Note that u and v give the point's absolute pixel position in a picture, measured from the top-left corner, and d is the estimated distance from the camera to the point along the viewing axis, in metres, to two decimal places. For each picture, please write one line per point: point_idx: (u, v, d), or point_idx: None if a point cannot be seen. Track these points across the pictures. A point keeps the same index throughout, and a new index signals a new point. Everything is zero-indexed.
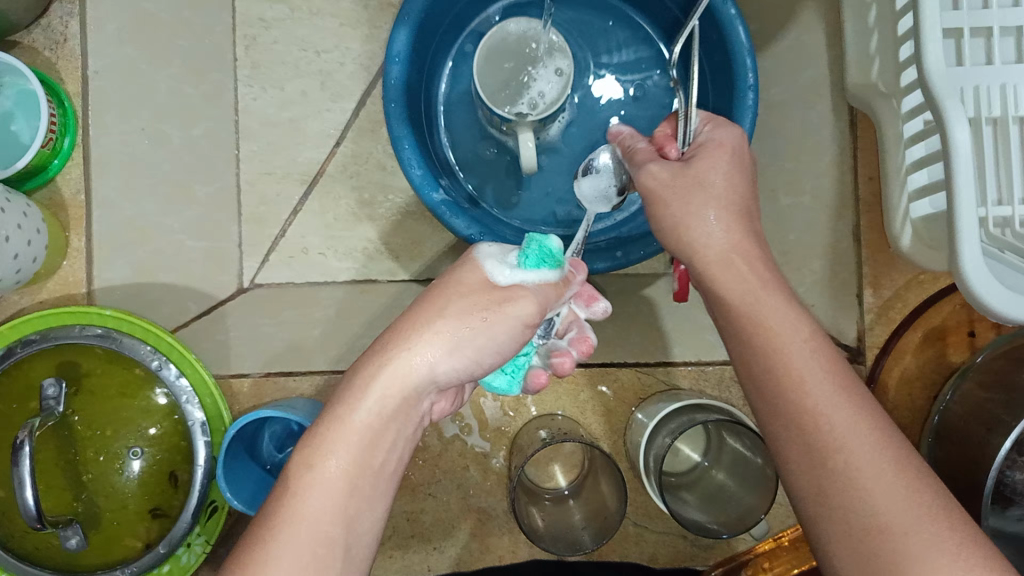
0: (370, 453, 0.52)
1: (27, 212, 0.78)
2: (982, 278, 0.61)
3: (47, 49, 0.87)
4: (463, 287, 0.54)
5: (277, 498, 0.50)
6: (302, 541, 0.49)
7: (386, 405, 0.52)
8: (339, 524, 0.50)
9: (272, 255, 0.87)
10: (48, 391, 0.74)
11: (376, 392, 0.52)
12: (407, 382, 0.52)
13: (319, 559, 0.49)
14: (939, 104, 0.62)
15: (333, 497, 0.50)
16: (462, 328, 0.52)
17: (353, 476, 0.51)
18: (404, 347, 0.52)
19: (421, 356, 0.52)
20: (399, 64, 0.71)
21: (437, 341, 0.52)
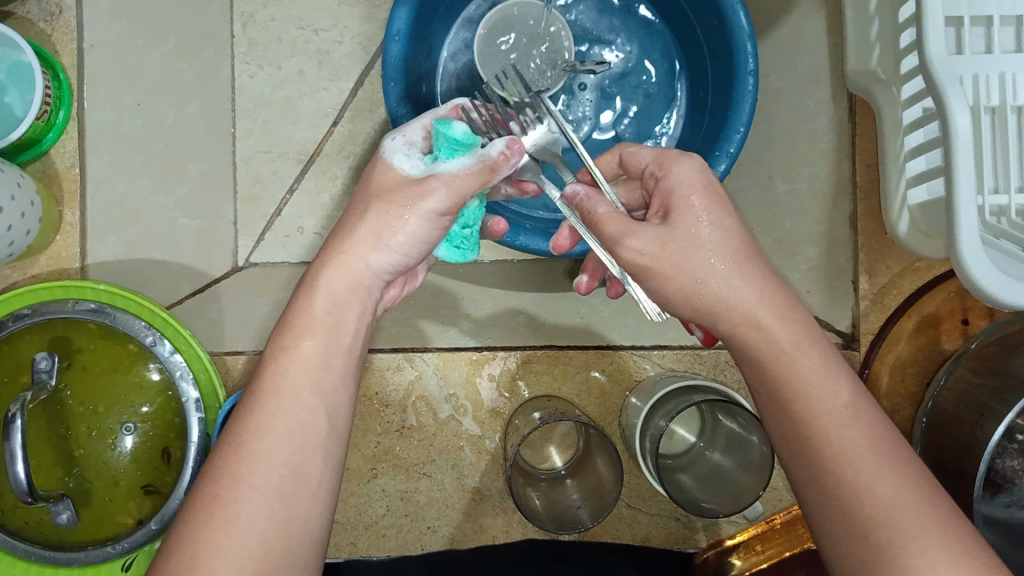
0: (335, 337, 0.53)
1: (21, 183, 0.77)
2: (979, 263, 0.61)
3: (41, 21, 0.86)
4: (379, 190, 0.56)
5: (250, 396, 0.51)
6: (282, 419, 0.49)
7: (340, 296, 0.54)
8: (316, 398, 0.51)
9: (268, 234, 0.87)
10: (41, 364, 0.72)
11: (325, 284, 0.54)
12: (352, 278, 0.54)
13: (301, 427, 0.49)
14: (940, 90, 0.63)
15: (307, 374, 0.51)
16: (384, 228, 0.54)
17: (325, 356, 0.52)
18: (338, 248, 0.54)
19: (361, 247, 0.54)
20: (399, 42, 0.71)
21: (368, 240, 0.54)
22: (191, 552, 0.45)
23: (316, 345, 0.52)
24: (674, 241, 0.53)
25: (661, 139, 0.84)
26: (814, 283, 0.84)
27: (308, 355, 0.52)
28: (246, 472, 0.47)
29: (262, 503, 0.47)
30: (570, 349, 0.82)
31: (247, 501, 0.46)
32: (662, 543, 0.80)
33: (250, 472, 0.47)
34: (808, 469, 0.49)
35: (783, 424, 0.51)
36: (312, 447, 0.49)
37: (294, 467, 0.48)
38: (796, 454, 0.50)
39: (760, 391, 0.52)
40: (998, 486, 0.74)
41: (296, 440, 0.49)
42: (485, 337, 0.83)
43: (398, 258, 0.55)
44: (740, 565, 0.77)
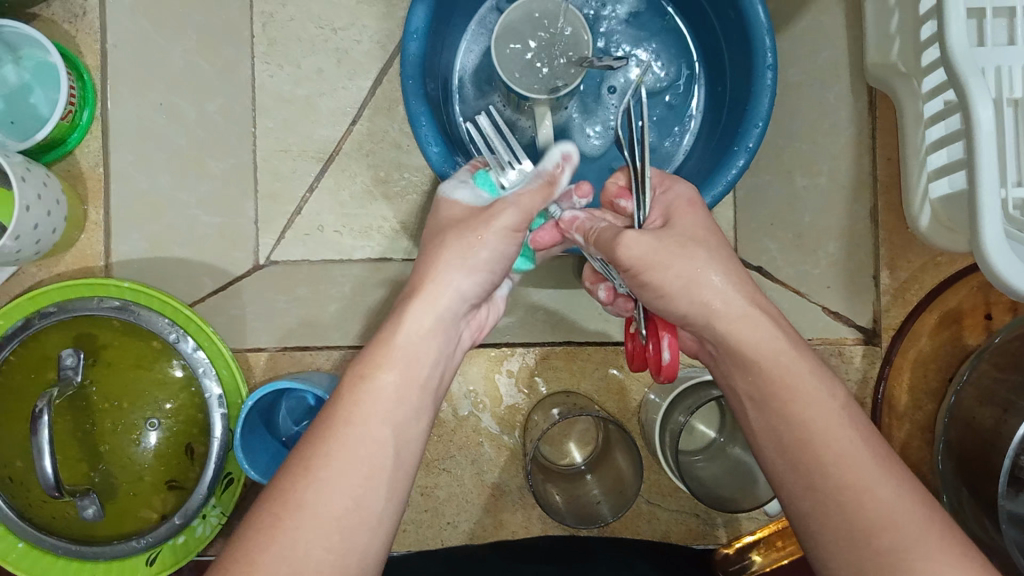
0: (414, 371, 0.55)
1: (47, 182, 0.78)
2: (1002, 256, 0.61)
3: (65, 22, 0.87)
4: (457, 233, 0.60)
5: (329, 421, 0.51)
6: (361, 451, 0.50)
7: (428, 331, 0.56)
8: (391, 426, 0.52)
9: (288, 232, 0.88)
10: (66, 361, 0.75)
11: (410, 320, 0.56)
12: (438, 309, 0.57)
13: (375, 462, 0.50)
14: (962, 82, 0.62)
15: (388, 407, 0.52)
16: (467, 251, 0.59)
17: (405, 390, 0.53)
18: (428, 279, 0.58)
19: (451, 279, 0.58)
20: (418, 40, 0.71)
21: (456, 268, 0.58)
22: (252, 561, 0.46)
23: (397, 378, 0.54)
24: (671, 236, 0.55)
25: (679, 135, 0.84)
26: (835, 278, 0.84)
27: (388, 392, 0.53)
28: (320, 493, 0.48)
29: (330, 524, 0.47)
30: (587, 345, 0.82)
31: (316, 522, 0.47)
32: (682, 540, 0.80)
33: (329, 493, 0.48)
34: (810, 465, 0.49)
35: (768, 428, 0.52)
36: (380, 479, 0.50)
37: (360, 494, 0.49)
38: (790, 455, 0.50)
39: (749, 397, 0.53)
40: None
41: (373, 472, 0.50)
42: (503, 334, 0.82)
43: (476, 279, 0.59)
44: (759, 561, 0.77)
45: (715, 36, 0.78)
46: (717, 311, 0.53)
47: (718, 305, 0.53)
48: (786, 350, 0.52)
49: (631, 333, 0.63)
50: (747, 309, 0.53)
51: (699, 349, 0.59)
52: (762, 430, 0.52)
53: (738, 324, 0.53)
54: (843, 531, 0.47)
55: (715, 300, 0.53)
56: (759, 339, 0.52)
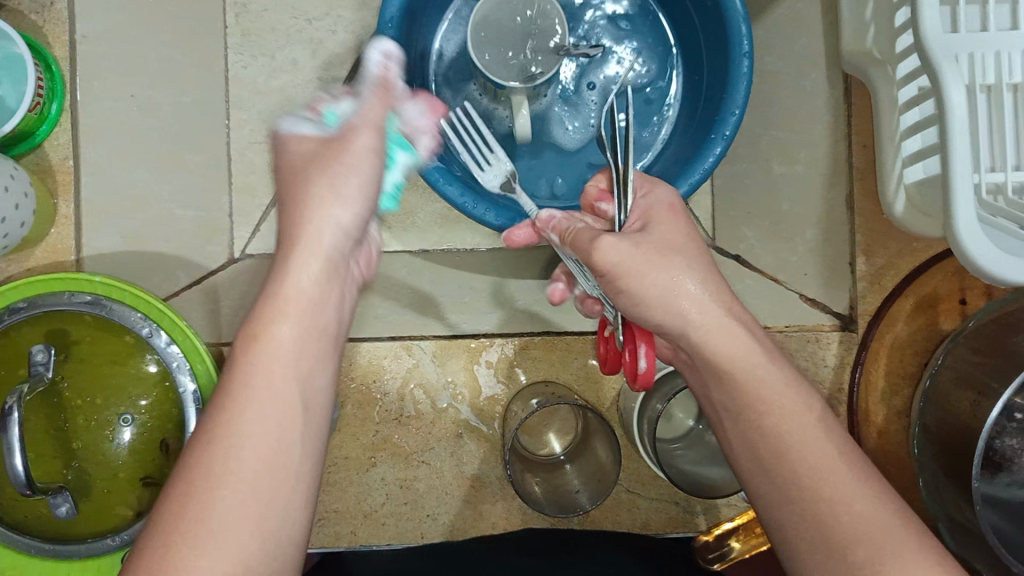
0: (315, 314, 0.51)
1: (15, 175, 0.77)
2: (975, 240, 0.61)
3: (33, 12, 0.85)
4: (308, 160, 0.54)
5: (227, 390, 0.48)
6: (264, 404, 0.48)
7: (315, 269, 0.52)
8: (295, 377, 0.49)
9: (263, 226, 0.87)
10: (37, 357, 0.73)
11: (297, 266, 0.52)
12: (323, 246, 0.52)
13: (285, 415, 0.48)
14: (936, 67, 0.62)
15: (286, 359, 0.49)
16: (338, 182, 0.53)
17: (304, 336, 0.50)
18: (301, 217, 0.53)
19: (331, 212, 0.53)
20: (393, 29, 0.70)
21: (338, 200, 0.53)
22: (168, 542, 0.43)
23: (294, 328, 0.50)
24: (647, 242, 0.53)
25: (657, 125, 0.84)
26: (812, 266, 0.84)
27: (287, 338, 0.50)
28: (236, 448, 0.46)
29: (244, 492, 0.45)
30: (567, 335, 0.82)
31: (235, 479, 0.45)
32: (662, 528, 0.80)
33: (242, 446, 0.46)
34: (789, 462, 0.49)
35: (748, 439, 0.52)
36: (295, 432, 0.48)
37: (274, 455, 0.47)
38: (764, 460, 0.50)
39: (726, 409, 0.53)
40: (997, 466, 0.74)
41: (287, 423, 0.48)
42: (480, 325, 0.82)
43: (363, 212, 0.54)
44: (738, 547, 0.78)
45: (693, 24, 0.78)
46: (704, 318, 0.52)
47: (697, 316, 0.52)
48: (747, 346, 0.52)
49: (608, 335, 0.62)
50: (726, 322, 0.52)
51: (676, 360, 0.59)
52: (738, 434, 0.52)
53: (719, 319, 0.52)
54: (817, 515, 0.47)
55: (701, 311, 0.52)
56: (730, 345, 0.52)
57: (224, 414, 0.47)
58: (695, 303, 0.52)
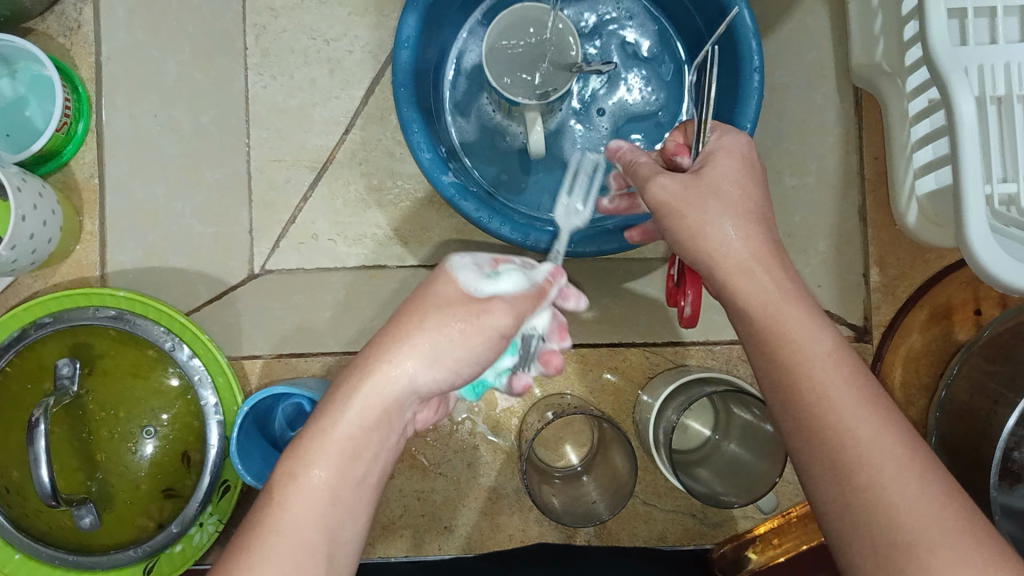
0: (354, 462, 0.49)
1: (42, 193, 0.79)
2: (988, 248, 0.61)
3: (60, 35, 0.88)
4: (440, 300, 0.51)
5: (254, 525, 0.48)
6: (286, 554, 0.47)
7: (369, 415, 0.50)
8: (321, 528, 0.48)
9: (283, 241, 0.88)
10: (63, 369, 0.75)
11: (349, 411, 0.49)
12: (387, 397, 0.49)
13: (303, 566, 0.47)
14: (945, 79, 0.63)
15: (317, 508, 0.48)
16: (441, 342, 0.49)
17: (336, 487, 0.49)
18: (380, 356, 0.50)
19: (402, 362, 0.49)
20: (409, 49, 0.72)
21: (414, 353, 0.49)
22: None
23: (331, 474, 0.49)
24: (694, 194, 0.55)
25: None
26: (826, 277, 0.85)
27: (323, 485, 0.48)
28: None
29: None
30: (582, 347, 0.83)
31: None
32: (679, 539, 0.81)
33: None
34: (803, 431, 0.49)
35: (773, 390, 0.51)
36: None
37: None
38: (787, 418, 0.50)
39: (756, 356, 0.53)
40: (1015, 476, 0.73)
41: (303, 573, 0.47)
42: None
43: (445, 377, 0.50)
44: (755, 559, 0.76)
45: (704, 38, 0.79)
46: (741, 295, 0.53)
47: (749, 287, 0.53)
48: (777, 306, 0.51)
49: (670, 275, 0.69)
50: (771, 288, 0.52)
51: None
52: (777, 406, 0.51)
53: (752, 301, 0.52)
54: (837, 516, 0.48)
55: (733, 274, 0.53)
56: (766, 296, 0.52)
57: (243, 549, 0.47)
58: (731, 259, 0.53)
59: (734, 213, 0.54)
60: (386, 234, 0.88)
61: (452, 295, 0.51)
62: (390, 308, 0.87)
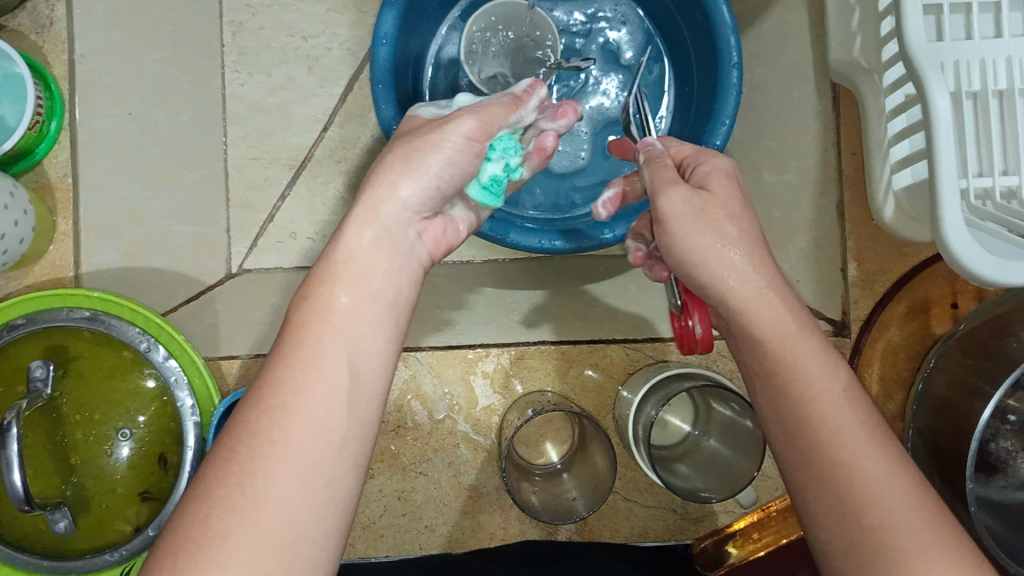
0: (368, 281, 0.50)
1: (14, 193, 0.77)
2: (963, 242, 0.62)
3: (33, 33, 0.87)
4: (406, 133, 0.55)
5: (280, 347, 0.48)
6: (316, 370, 0.46)
7: (370, 235, 0.52)
8: (346, 340, 0.48)
9: (261, 240, 0.87)
10: (36, 373, 0.73)
11: (352, 236, 0.51)
12: (382, 216, 0.52)
13: (333, 414, 0.46)
14: (920, 74, 0.63)
15: (338, 322, 0.48)
16: (415, 153, 0.53)
17: (356, 303, 0.49)
18: (369, 187, 0.53)
19: (392, 184, 0.52)
20: (388, 44, 0.71)
21: (399, 173, 0.53)
22: (208, 505, 0.42)
23: (349, 294, 0.49)
24: (710, 209, 0.53)
25: None
26: (805, 272, 0.85)
27: (339, 334, 0.48)
28: (290, 401, 0.45)
29: (287, 452, 0.43)
30: (563, 344, 0.83)
31: (280, 462, 0.43)
32: (660, 536, 0.80)
33: (293, 438, 0.44)
34: (802, 462, 0.48)
35: (775, 416, 0.50)
36: (340, 440, 0.45)
37: (319, 418, 0.45)
38: (788, 445, 0.49)
39: (760, 377, 0.51)
40: (993, 468, 0.74)
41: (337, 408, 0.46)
42: (478, 335, 0.83)
43: (429, 190, 0.53)
44: (736, 553, 0.78)
45: (683, 36, 0.79)
46: (729, 298, 0.52)
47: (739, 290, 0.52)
48: (756, 305, 0.51)
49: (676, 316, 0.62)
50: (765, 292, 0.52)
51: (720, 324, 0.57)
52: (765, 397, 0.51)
53: (740, 300, 0.52)
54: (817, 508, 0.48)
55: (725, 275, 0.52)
56: (771, 318, 0.51)
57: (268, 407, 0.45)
58: (715, 259, 0.53)
59: (711, 207, 0.54)
60: None
61: (413, 133, 0.55)
62: None
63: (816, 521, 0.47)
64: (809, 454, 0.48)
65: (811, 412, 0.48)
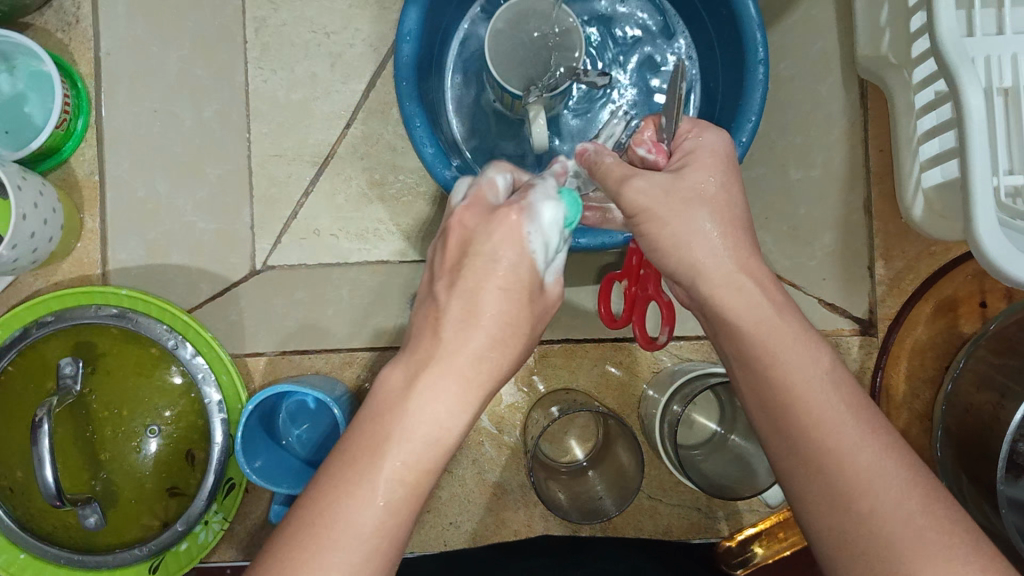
0: (430, 457, 0.45)
1: (43, 191, 0.78)
2: (997, 243, 0.61)
3: (59, 30, 0.87)
4: (474, 252, 0.48)
5: (317, 511, 0.43)
6: (357, 544, 0.42)
7: (449, 412, 0.46)
8: (393, 524, 0.44)
9: (285, 237, 0.88)
10: (66, 369, 0.75)
11: (438, 396, 0.45)
12: (463, 395, 0.46)
13: (379, 558, 0.43)
14: (953, 71, 0.62)
15: (393, 498, 0.44)
16: (508, 310, 0.47)
17: (414, 480, 0.44)
18: (456, 340, 0.46)
19: (477, 338, 0.47)
20: (411, 42, 0.71)
21: (486, 327, 0.47)
22: None
23: (407, 467, 0.44)
24: (681, 189, 0.53)
25: None
26: (831, 270, 0.84)
27: (397, 475, 0.44)
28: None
29: None
30: (588, 341, 0.83)
31: None
32: (684, 534, 0.81)
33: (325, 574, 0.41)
34: (826, 503, 0.45)
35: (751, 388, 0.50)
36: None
37: None
38: (790, 466, 0.47)
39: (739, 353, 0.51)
40: (1021, 468, 0.74)
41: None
42: None
43: (505, 351, 0.47)
44: (761, 552, 0.79)
45: (708, 31, 0.78)
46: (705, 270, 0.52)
47: (708, 264, 0.52)
48: (747, 293, 0.51)
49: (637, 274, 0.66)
50: (737, 277, 0.51)
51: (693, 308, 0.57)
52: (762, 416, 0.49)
53: (710, 285, 0.52)
54: (832, 525, 0.44)
55: (702, 257, 0.52)
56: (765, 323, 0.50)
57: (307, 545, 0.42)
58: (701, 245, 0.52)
59: None
60: (389, 229, 0.87)
61: (517, 282, 0.48)
62: (393, 303, 0.86)
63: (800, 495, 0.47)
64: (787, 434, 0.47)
65: (786, 390, 0.48)
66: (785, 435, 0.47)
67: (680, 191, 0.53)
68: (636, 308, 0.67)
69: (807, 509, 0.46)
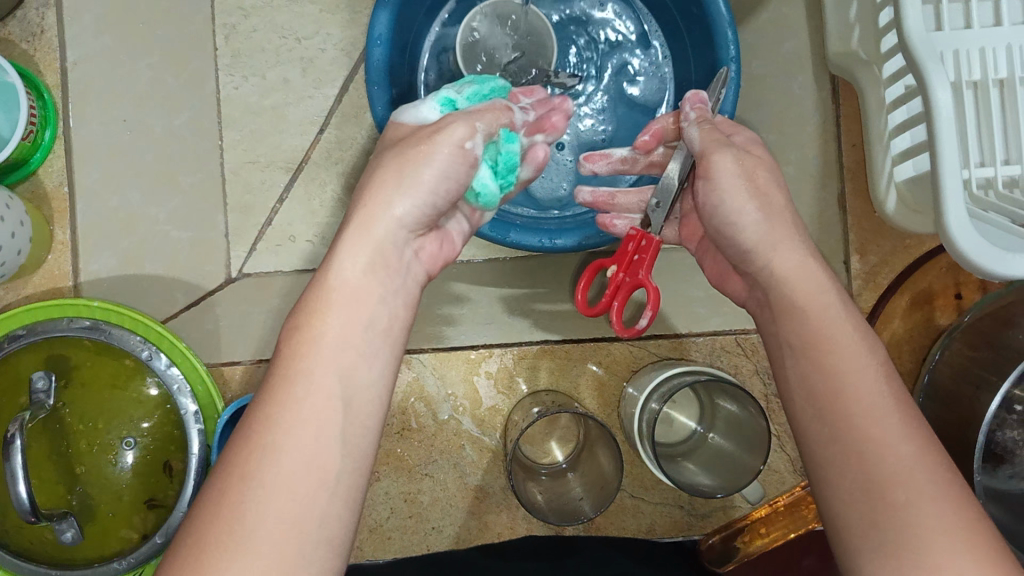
0: (357, 311, 0.50)
1: (10, 204, 0.77)
2: (968, 236, 0.61)
3: (24, 41, 0.86)
4: (393, 148, 0.54)
5: (268, 384, 0.47)
6: (306, 403, 0.46)
7: (364, 258, 0.51)
8: (337, 375, 0.47)
9: (261, 244, 0.87)
10: (38, 384, 0.73)
11: (348, 255, 0.51)
12: (374, 236, 0.52)
13: (326, 413, 0.46)
14: (921, 65, 0.62)
15: (331, 353, 0.48)
16: (407, 172, 0.51)
17: (347, 330, 0.49)
18: (366, 204, 0.52)
19: (382, 200, 0.52)
20: (382, 46, 0.71)
21: (391, 188, 0.52)
22: (199, 552, 0.42)
23: (339, 323, 0.49)
24: (760, 174, 0.57)
25: None
26: None
27: (322, 390, 0.47)
28: (277, 437, 0.45)
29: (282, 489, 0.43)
30: (566, 342, 0.83)
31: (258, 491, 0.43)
32: (666, 532, 0.81)
33: (286, 437, 0.45)
34: (860, 496, 0.45)
35: (800, 382, 0.51)
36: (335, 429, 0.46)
37: (314, 454, 0.45)
38: (829, 455, 0.48)
39: (791, 350, 0.52)
40: (999, 458, 0.74)
41: (323, 433, 0.46)
42: (480, 336, 0.83)
43: (415, 201, 0.52)
44: (744, 548, 0.78)
45: (681, 28, 0.78)
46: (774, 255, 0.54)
47: (767, 250, 0.55)
48: (809, 281, 0.53)
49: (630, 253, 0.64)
50: (803, 265, 0.54)
51: (748, 300, 0.60)
52: (805, 409, 0.51)
53: (780, 268, 0.54)
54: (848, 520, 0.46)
55: (769, 238, 0.55)
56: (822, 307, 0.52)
57: (263, 418, 0.45)
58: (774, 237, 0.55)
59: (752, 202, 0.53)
60: None
61: (407, 147, 0.53)
62: None
63: (829, 492, 0.47)
64: (829, 419, 0.49)
65: (843, 382, 0.49)
66: (829, 427, 0.48)
67: (749, 183, 0.57)
68: (620, 295, 0.64)
69: (835, 494, 0.47)
